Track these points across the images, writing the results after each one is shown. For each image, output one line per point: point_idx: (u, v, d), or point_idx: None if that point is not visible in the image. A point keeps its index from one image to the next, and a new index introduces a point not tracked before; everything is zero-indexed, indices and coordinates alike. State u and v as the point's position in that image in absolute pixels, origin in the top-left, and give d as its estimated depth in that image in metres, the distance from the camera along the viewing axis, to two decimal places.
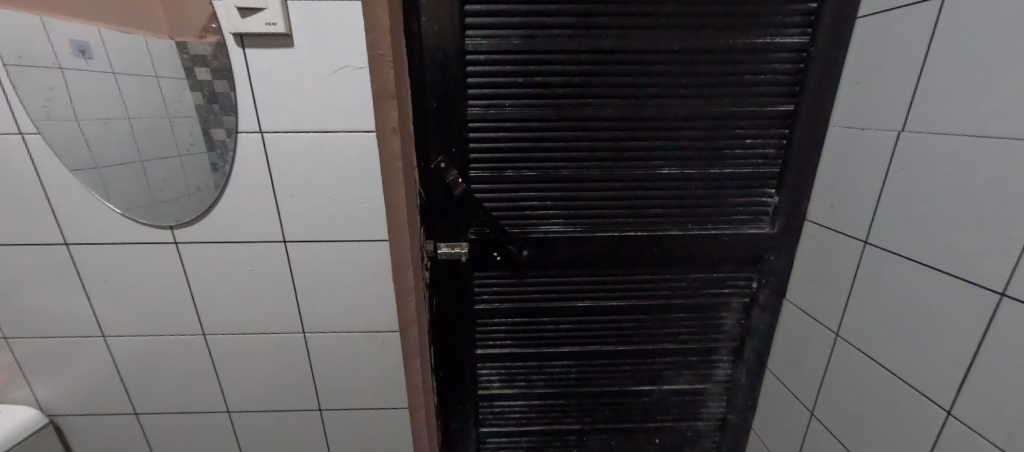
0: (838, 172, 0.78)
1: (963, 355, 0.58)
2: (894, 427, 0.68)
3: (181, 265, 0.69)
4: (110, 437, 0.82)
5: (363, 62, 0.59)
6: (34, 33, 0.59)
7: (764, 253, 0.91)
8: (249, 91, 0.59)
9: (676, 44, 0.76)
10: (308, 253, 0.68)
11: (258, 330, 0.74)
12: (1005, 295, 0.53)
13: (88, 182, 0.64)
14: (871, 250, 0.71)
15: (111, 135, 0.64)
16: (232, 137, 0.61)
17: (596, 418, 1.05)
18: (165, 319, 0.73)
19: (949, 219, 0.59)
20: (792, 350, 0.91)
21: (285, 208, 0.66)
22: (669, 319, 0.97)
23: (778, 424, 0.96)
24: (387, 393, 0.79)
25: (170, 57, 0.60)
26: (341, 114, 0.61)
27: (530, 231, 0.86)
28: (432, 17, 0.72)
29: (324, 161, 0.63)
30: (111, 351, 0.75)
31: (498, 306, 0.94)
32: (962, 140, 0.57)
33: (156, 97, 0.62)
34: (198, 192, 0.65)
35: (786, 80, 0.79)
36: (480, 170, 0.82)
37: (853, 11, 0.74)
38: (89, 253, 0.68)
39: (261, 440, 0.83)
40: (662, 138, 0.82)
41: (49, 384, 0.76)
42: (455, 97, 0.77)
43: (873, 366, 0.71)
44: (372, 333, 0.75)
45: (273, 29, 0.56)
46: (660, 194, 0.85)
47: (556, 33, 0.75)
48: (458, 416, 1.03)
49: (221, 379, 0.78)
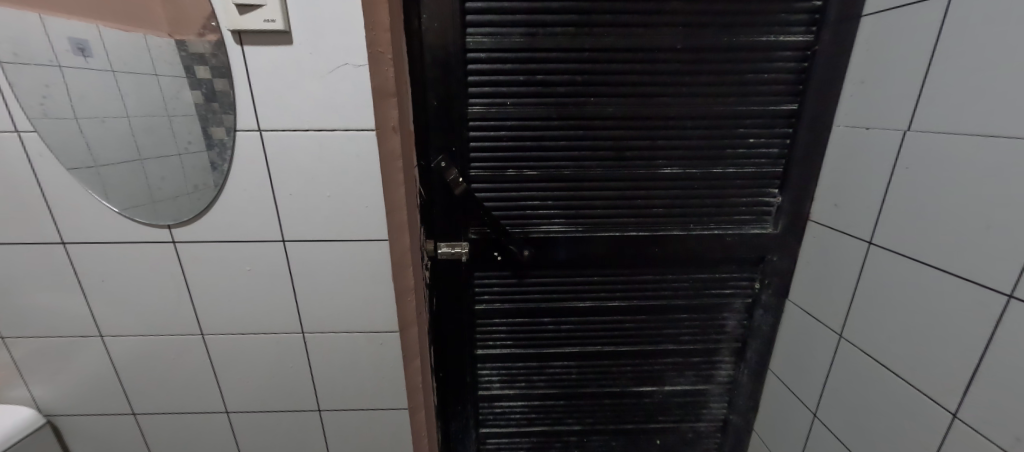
0: (843, 172, 0.77)
1: (969, 356, 0.57)
2: (898, 429, 0.67)
3: (179, 265, 0.69)
4: (109, 437, 0.81)
5: (363, 60, 0.59)
6: (31, 31, 0.58)
7: (767, 253, 0.90)
8: (247, 89, 0.59)
9: (679, 42, 0.75)
10: (307, 252, 0.68)
11: (257, 330, 0.73)
12: (1012, 296, 0.52)
13: (86, 181, 0.64)
14: (875, 250, 0.70)
15: (110, 133, 0.64)
16: (231, 136, 0.61)
17: (597, 419, 1.04)
18: (164, 319, 0.72)
19: (955, 220, 0.58)
20: (795, 350, 0.90)
21: (284, 207, 0.65)
22: (671, 320, 0.96)
23: (781, 425, 0.95)
24: (387, 393, 0.78)
25: (169, 55, 0.59)
26: (341, 112, 0.60)
27: (530, 231, 0.86)
28: (433, 15, 0.72)
29: (323, 160, 0.63)
30: (110, 351, 0.74)
31: (498, 306, 0.93)
32: (968, 139, 0.56)
33: (156, 95, 0.62)
34: (196, 191, 0.64)
35: (790, 79, 0.78)
36: (480, 169, 0.82)
37: (858, 10, 0.73)
38: (87, 253, 0.67)
39: (260, 441, 0.83)
40: (664, 137, 0.81)
41: (47, 385, 0.76)
42: (455, 96, 0.77)
43: (877, 367, 0.71)
44: (371, 333, 0.74)
45: (272, 26, 0.55)
46: (661, 193, 0.85)
47: (557, 32, 0.74)
48: (458, 416, 1.02)
49: (220, 379, 0.77)
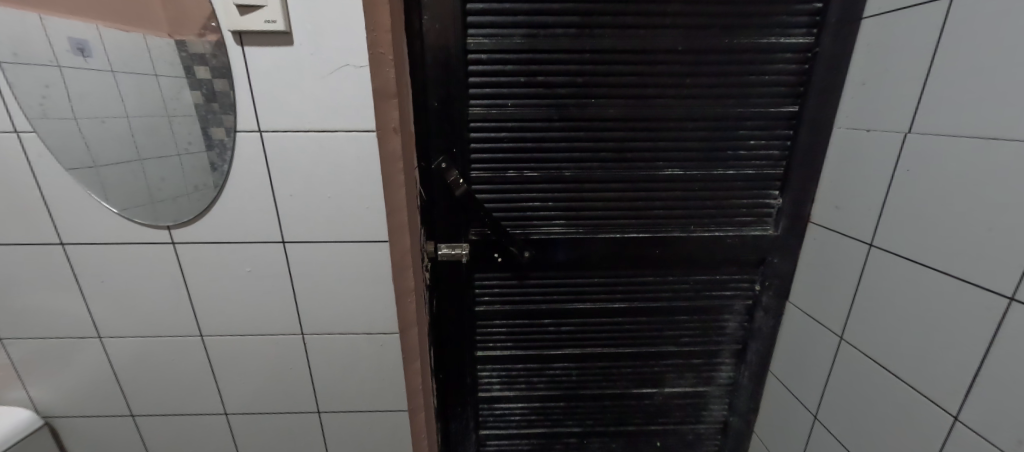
0: (844, 174, 0.77)
1: (971, 359, 0.57)
2: (897, 430, 0.68)
3: (178, 266, 0.68)
4: (106, 438, 0.81)
5: (363, 61, 0.58)
6: (31, 31, 0.58)
7: (768, 255, 0.90)
8: (248, 90, 0.59)
9: (680, 44, 0.75)
10: (308, 253, 0.68)
11: (256, 331, 0.73)
12: (1014, 299, 0.52)
13: (85, 181, 0.63)
14: (876, 252, 0.70)
15: (109, 134, 0.64)
16: (231, 136, 0.61)
17: (597, 420, 1.04)
18: (163, 320, 0.72)
19: (956, 223, 0.58)
20: (795, 352, 0.90)
21: (284, 208, 0.65)
22: (671, 322, 0.96)
23: (781, 426, 0.95)
24: (387, 394, 0.78)
25: (170, 56, 0.59)
26: (341, 113, 0.60)
27: (531, 232, 0.86)
28: (433, 16, 0.72)
29: (323, 160, 0.62)
30: (107, 352, 0.74)
31: (499, 308, 0.93)
32: (970, 142, 0.56)
33: (156, 95, 0.62)
34: (196, 192, 0.64)
35: (790, 80, 0.78)
36: (481, 170, 0.82)
37: (859, 12, 0.73)
38: (85, 253, 0.67)
39: (258, 442, 0.82)
40: (664, 138, 0.81)
41: (44, 386, 0.75)
42: (456, 97, 0.76)
43: (878, 369, 0.71)
44: (370, 334, 0.74)
45: (273, 26, 0.55)
46: (661, 193, 0.84)
47: (558, 33, 0.74)
48: (458, 418, 1.02)
49: (218, 381, 0.77)
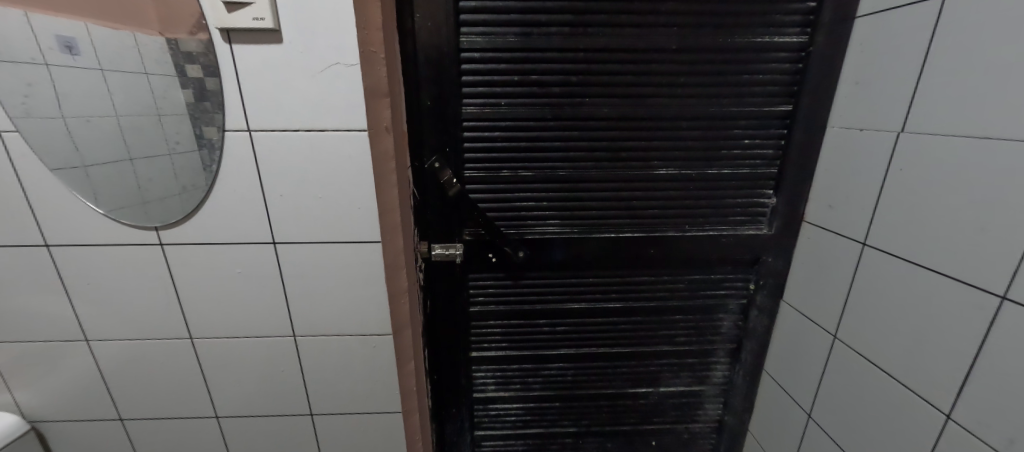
0: (837, 174, 0.77)
1: (964, 358, 0.57)
2: (889, 428, 0.68)
3: (167, 267, 0.67)
4: (95, 442, 0.80)
5: (354, 59, 0.58)
6: (16, 29, 0.57)
7: (763, 254, 0.90)
8: (236, 89, 0.58)
9: (674, 43, 0.75)
10: (298, 254, 0.67)
11: (247, 333, 0.72)
12: (1006, 298, 0.52)
13: (71, 182, 0.62)
14: (869, 252, 0.70)
15: (98, 133, 0.63)
16: (220, 136, 0.59)
17: (592, 420, 1.04)
18: (152, 322, 0.71)
19: (949, 222, 0.58)
20: (790, 351, 0.90)
21: (274, 209, 0.64)
22: (666, 321, 0.96)
23: (775, 426, 0.95)
24: (380, 396, 0.78)
25: (159, 53, 0.58)
26: (333, 113, 0.60)
27: (527, 231, 0.85)
28: (426, 14, 0.71)
29: (314, 160, 0.62)
30: (95, 355, 0.73)
31: (494, 308, 0.92)
32: (962, 142, 0.56)
33: (145, 93, 0.61)
34: (185, 192, 0.63)
35: (785, 79, 0.78)
36: (474, 170, 0.81)
37: (853, 11, 0.73)
38: (70, 255, 0.66)
39: (250, 445, 0.81)
40: (659, 138, 0.81)
41: (30, 390, 0.74)
42: (450, 95, 0.76)
43: (872, 368, 0.71)
44: (364, 335, 0.73)
45: (261, 24, 0.54)
46: (657, 193, 0.84)
47: (552, 31, 0.74)
48: (453, 419, 1.01)
49: (209, 383, 0.76)
